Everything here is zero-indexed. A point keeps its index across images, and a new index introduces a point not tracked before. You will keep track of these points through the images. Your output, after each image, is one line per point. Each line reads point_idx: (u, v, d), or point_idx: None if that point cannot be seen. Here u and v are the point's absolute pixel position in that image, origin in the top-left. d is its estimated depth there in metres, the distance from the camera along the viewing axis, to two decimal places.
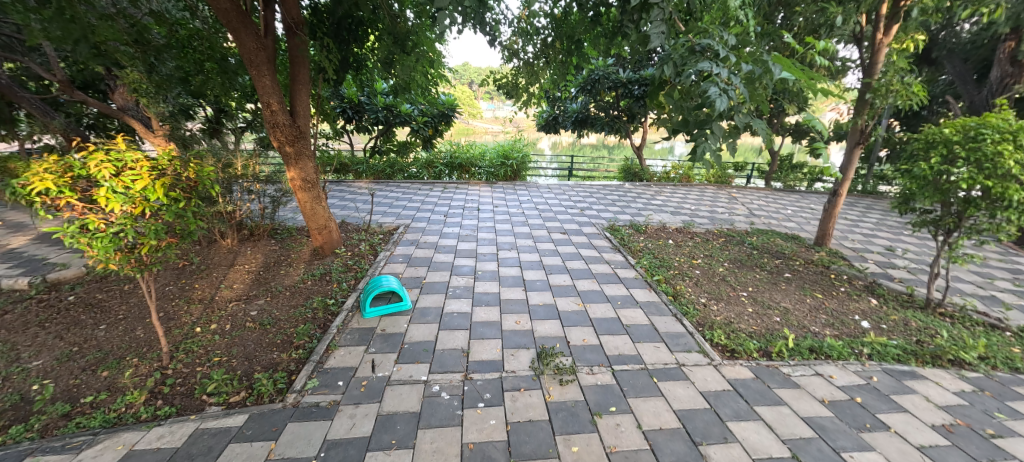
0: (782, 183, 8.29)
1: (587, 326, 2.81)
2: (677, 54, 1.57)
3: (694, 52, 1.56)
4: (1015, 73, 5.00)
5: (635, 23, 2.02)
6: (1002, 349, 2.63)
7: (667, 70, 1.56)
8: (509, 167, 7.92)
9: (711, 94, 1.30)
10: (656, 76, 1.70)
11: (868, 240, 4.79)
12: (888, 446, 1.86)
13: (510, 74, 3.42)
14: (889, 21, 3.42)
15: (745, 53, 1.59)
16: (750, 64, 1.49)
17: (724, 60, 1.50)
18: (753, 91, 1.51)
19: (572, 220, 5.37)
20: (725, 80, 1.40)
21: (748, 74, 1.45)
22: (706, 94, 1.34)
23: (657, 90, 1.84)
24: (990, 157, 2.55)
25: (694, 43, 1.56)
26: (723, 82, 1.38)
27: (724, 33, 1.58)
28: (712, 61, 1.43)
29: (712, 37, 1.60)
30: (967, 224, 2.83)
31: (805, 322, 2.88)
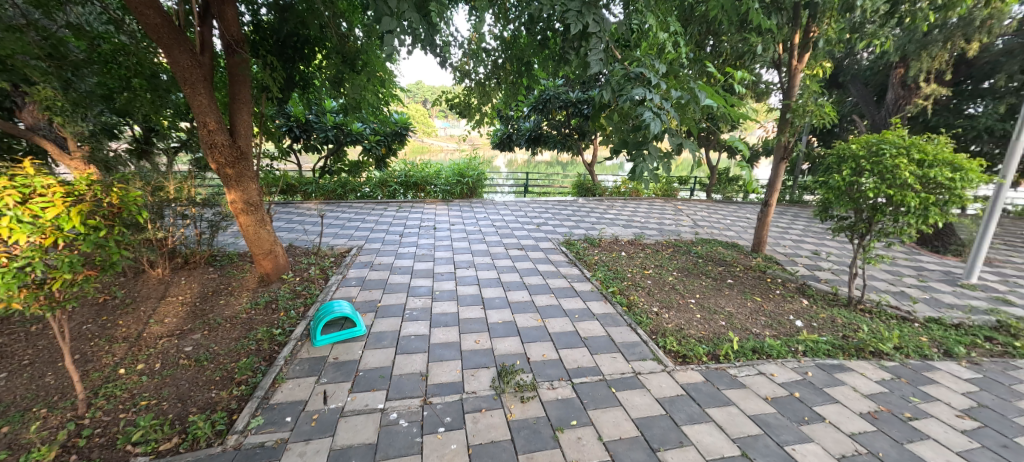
0: (722, 195, 8.91)
1: (546, 341, 2.83)
2: (614, 80, 1.68)
3: (630, 79, 1.67)
4: (906, 95, 5.73)
5: (576, 50, 2.10)
6: (913, 339, 2.94)
7: (606, 95, 1.66)
8: (465, 185, 7.95)
9: (646, 118, 1.39)
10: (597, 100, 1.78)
11: (796, 245, 5.24)
12: (825, 437, 2.00)
13: (462, 94, 3.50)
14: (802, 50, 3.83)
15: (675, 81, 1.74)
16: (680, 91, 1.61)
17: (656, 86, 1.63)
18: (685, 115, 1.64)
19: (529, 236, 5.45)
20: (658, 105, 1.52)
21: (678, 100, 1.59)
22: (641, 117, 1.44)
23: (599, 112, 1.92)
24: (891, 170, 2.90)
25: (630, 70, 1.67)
26: (656, 106, 1.49)
27: (655, 62, 1.72)
28: (646, 87, 1.54)
29: (645, 65, 1.72)
30: (876, 228, 3.17)
31: (747, 324, 3.08)
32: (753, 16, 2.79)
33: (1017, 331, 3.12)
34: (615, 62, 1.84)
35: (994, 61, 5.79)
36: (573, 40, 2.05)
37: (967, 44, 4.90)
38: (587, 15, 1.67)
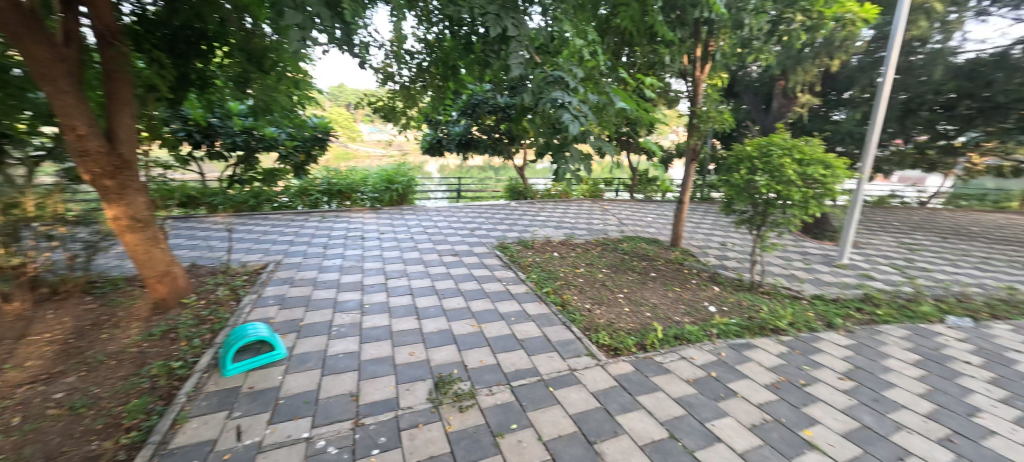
0: (643, 194, 9.58)
1: (483, 347, 2.80)
2: (534, 84, 1.72)
3: (548, 83, 1.73)
4: (786, 103, 6.63)
5: (495, 54, 2.10)
6: (803, 315, 3.38)
7: (526, 98, 1.69)
8: (394, 192, 7.68)
9: (565, 120, 1.46)
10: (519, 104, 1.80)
11: (707, 239, 5.79)
12: (738, 410, 2.21)
13: (386, 97, 3.36)
14: (703, 62, 4.23)
15: (591, 87, 1.84)
16: (597, 95, 1.72)
17: (575, 90, 1.72)
18: (603, 118, 1.75)
19: (462, 241, 5.39)
20: (577, 109, 1.60)
21: (594, 103, 1.67)
22: (561, 119, 1.50)
23: (522, 115, 1.96)
24: (778, 168, 3.31)
25: (548, 74, 1.73)
26: (574, 109, 1.57)
27: (574, 68, 1.84)
28: (565, 91, 1.62)
29: (563, 70, 1.82)
30: (770, 220, 3.60)
31: (669, 313, 3.32)
32: (659, 28, 3.01)
33: (877, 301, 3.73)
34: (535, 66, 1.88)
35: (850, 76, 6.91)
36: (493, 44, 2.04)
37: (830, 60, 5.78)
38: (505, 19, 1.72)
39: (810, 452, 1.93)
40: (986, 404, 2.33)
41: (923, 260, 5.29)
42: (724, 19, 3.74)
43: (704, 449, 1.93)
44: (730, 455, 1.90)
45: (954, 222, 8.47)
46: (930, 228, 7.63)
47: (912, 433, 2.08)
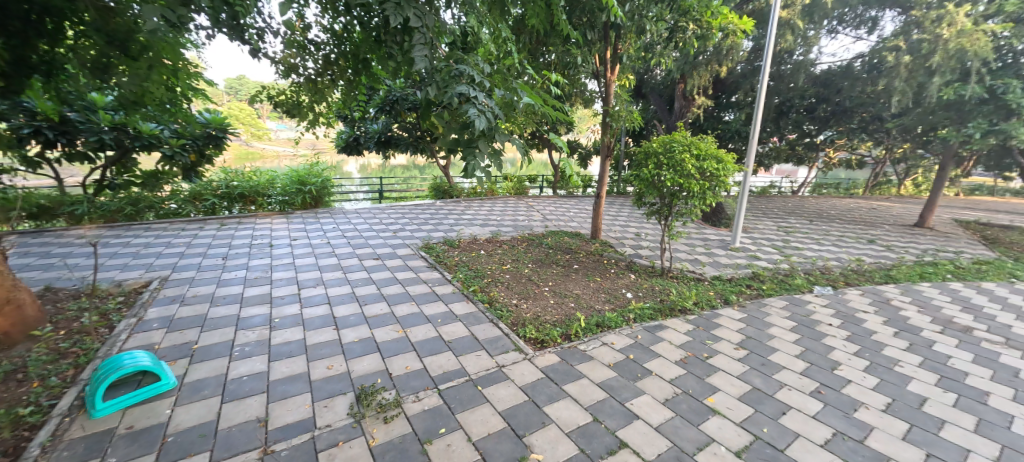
0: (566, 190, 9.98)
1: (408, 352, 2.69)
2: (439, 77, 1.70)
3: (453, 76, 1.72)
4: (686, 105, 7.32)
5: (399, 47, 1.98)
6: (705, 294, 3.76)
7: (432, 92, 1.67)
8: (307, 194, 7.10)
9: (471, 114, 1.47)
10: (424, 98, 1.76)
11: (623, 230, 6.21)
12: (652, 387, 2.39)
13: (289, 91, 2.99)
14: (613, 63, 4.47)
15: (499, 83, 1.86)
16: (502, 91, 1.76)
17: (480, 84, 1.75)
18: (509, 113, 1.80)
19: (385, 243, 5.14)
20: (484, 103, 1.62)
21: (501, 97, 1.71)
22: (468, 114, 1.51)
23: (429, 110, 1.92)
24: (679, 163, 3.64)
25: (453, 68, 1.73)
26: (481, 104, 1.58)
27: (479, 62, 1.89)
28: (471, 85, 1.63)
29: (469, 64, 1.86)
30: (675, 210, 3.93)
31: (591, 302, 3.49)
32: (563, 27, 2.99)
33: (762, 278, 4.28)
34: (441, 60, 1.84)
35: (736, 81, 7.80)
36: (395, 34, 1.91)
37: (719, 67, 6.46)
38: (406, 8, 1.63)
39: (713, 417, 2.15)
40: (844, 359, 2.79)
41: (796, 240, 6.20)
42: (628, 23, 3.98)
43: (624, 427, 2.05)
44: (647, 430, 2.04)
45: (818, 207, 10.05)
46: (801, 213, 8.97)
47: (791, 390, 2.42)
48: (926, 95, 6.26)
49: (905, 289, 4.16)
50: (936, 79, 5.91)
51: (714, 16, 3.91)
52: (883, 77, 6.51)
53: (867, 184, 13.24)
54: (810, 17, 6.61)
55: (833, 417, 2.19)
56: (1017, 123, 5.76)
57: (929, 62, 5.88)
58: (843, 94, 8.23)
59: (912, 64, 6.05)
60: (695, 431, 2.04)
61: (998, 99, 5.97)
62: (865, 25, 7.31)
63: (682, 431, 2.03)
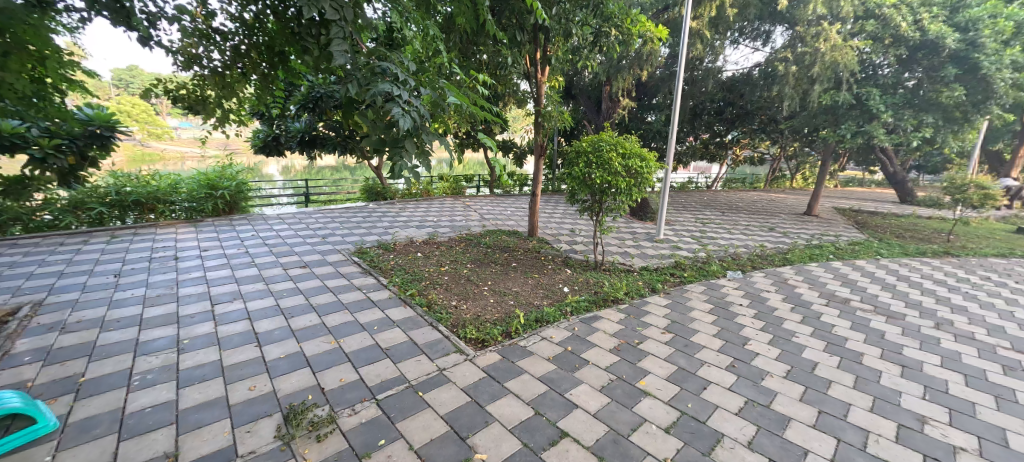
0: (503, 189, 10.07)
1: (341, 364, 2.55)
2: (360, 74, 1.63)
3: (375, 74, 1.66)
4: (612, 106, 7.72)
5: (315, 40, 1.83)
6: (635, 284, 4.01)
7: (353, 90, 1.59)
8: (219, 199, 6.43)
9: (395, 114, 1.44)
10: (344, 94, 1.67)
11: (559, 227, 6.42)
12: (590, 376, 2.50)
13: (191, 85, 2.57)
14: (543, 64, 4.54)
15: (424, 81, 1.82)
16: (427, 90, 1.74)
17: (404, 82, 1.71)
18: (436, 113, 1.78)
19: (312, 250, 4.81)
20: (408, 102, 1.59)
21: (427, 97, 1.69)
22: (392, 113, 1.48)
23: (351, 109, 1.82)
24: (607, 161, 3.83)
25: (375, 65, 1.67)
26: (406, 103, 1.55)
27: (404, 60, 1.83)
28: (393, 84, 1.59)
29: (393, 61, 1.80)
30: (605, 206, 4.14)
31: (530, 298, 3.56)
32: (489, 28, 2.98)
33: (684, 266, 4.67)
34: (361, 55, 1.76)
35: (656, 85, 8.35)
36: (309, 26, 1.77)
37: (641, 71, 6.90)
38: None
39: (645, 398, 2.30)
40: (753, 334, 3.13)
41: (711, 231, 6.83)
42: (556, 26, 4.09)
43: (565, 417, 2.12)
44: (586, 417, 2.13)
45: (728, 200, 11.17)
46: (715, 206, 9.92)
47: (711, 366, 2.66)
48: (809, 101, 7.21)
49: (799, 270, 4.77)
50: (817, 87, 6.82)
51: (633, 23, 4.17)
52: (777, 84, 7.37)
53: (767, 178, 14.96)
54: (716, 28, 7.17)
55: (745, 387, 2.45)
56: (877, 126, 6.85)
57: (810, 72, 6.75)
58: (746, 98, 9.27)
59: (798, 73, 6.89)
60: (630, 413, 2.17)
61: (863, 105, 7.04)
62: (760, 37, 8.27)
63: (618, 415, 2.15)
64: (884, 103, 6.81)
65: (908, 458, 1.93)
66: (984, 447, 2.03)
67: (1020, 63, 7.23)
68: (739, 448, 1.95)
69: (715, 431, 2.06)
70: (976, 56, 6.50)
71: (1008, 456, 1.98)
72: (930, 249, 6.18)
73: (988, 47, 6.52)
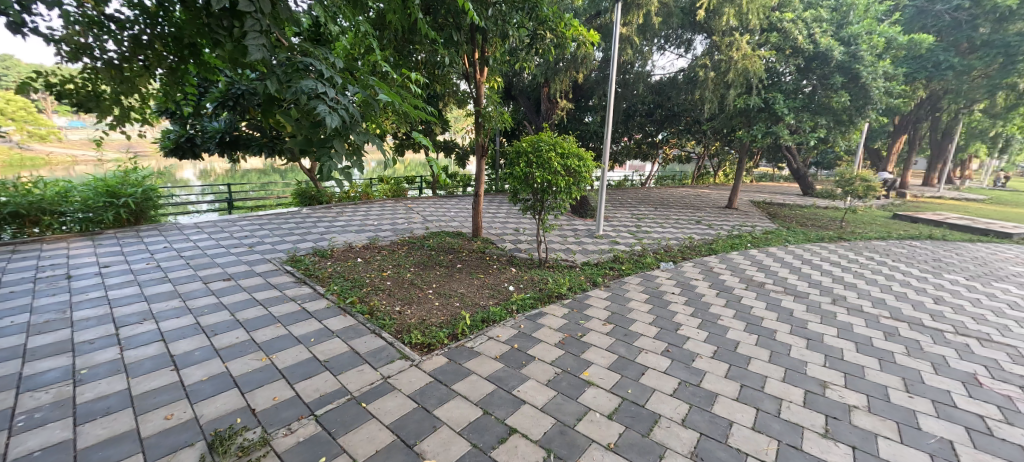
0: (446, 190, 9.95)
1: (274, 382, 2.37)
2: (282, 70, 1.55)
3: (298, 70, 1.59)
4: (551, 107, 7.90)
5: (229, 33, 1.68)
6: (577, 279, 4.16)
7: (272, 87, 1.49)
8: (122, 208, 5.70)
9: (321, 111, 1.38)
10: (263, 91, 1.56)
11: (503, 226, 6.47)
12: (537, 371, 2.56)
13: (77, 77, 2.22)
14: (482, 65, 4.54)
15: (353, 79, 1.76)
16: (356, 88, 1.68)
17: (331, 80, 1.63)
18: (367, 113, 1.73)
19: (238, 261, 4.43)
20: (335, 99, 1.54)
21: (357, 95, 1.63)
22: (318, 111, 1.42)
23: (271, 106, 1.70)
24: (546, 160, 3.93)
25: (297, 61, 1.59)
26: (333, 100, 1.50)
27: (329, 55, 1.75)
28: (319, 81, 1.53)
29: (317, 57, 1.71)
30: (547, 205, 4.25)
31: (476, 299, 3.56)
32: (421, 26, 2.92)
33: (622, 260, 4.92)
34: (280, 49, 1.65)
35: (591, 87, 8.73)
36: (220, 16, 1.62)
37: (577, 74, 7.15)
38: None
39: (589, 388, 2.39)
40: (684, 320, 3.38)
41: (646, 225, 7.26)
42: (492, 27, 4.11)
43: (513, 414, 2.15)
44: (534, 412, 2.17)
45: (661, 196, 11.93)
46: (648, 202, 10.55)
47: (648, 352, 2.84)
48: (726, 104, 7.91)
49: (722, 258, 5.22)
50: (732, 91, 7.51)
51: (566, 27, 4.30)
52: (698, 88, 8.00)
53: (694, 175, 16.18)
54: (643, 34, 7.63)
55: (679, 369, 2.64)
56: (782, 127, 7.70)
57: (726, 77, 7.41)
58: (673, 100, 9.97)
59: (716, 78, 7.55)
60: (575, 404, 2.25)
61: (770, 108, 7.88)
62: (683, 45, 8.94)
63: (565, 406, 2.22)
64: (787, 107, 7.65)
65: (813, 419, 2.19)
66: (871, 403, 2.36)
67: (889, 74, 8.47)
68: (674, 426, 2.09)
69: (653, 412, 2.20)
70: (857, 67, 7.53)
71: (889, 409, 2.32)
72: (827, 235, 7.07)
73: (865, 59, 7.57)
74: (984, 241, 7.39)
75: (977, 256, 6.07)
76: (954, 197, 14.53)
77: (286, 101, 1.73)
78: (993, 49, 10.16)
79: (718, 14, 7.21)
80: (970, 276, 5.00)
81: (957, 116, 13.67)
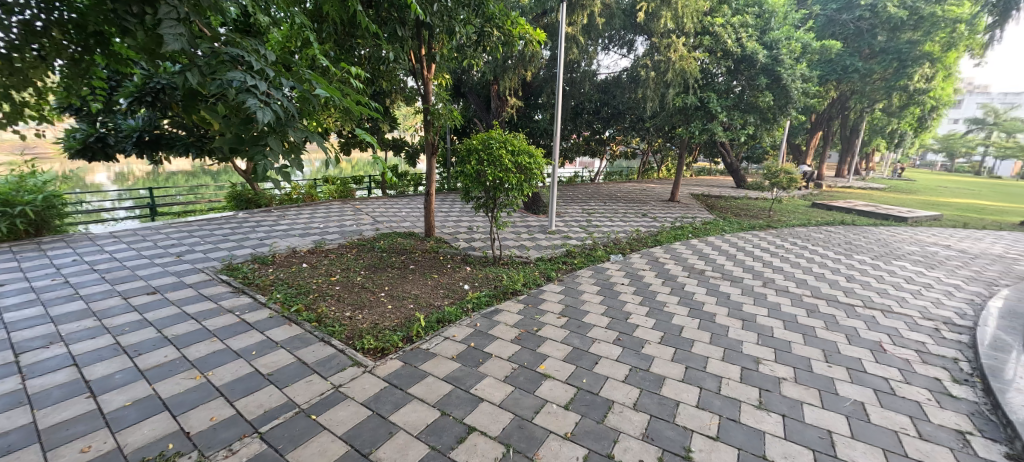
0: (397, 190, 9.68)
1: (211, 401, 2.20)
2: (204, 61, 1.44)
3: (223, 62, 1.49)
4: (501, 104, 7.92)
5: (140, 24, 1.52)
6: (532, 275, 4.22)
7: (192, 79, 1.38)
8: (18, 218, 4.98)
9: (251, 106, 1.29)
10: (184, 85, 1.44)
11: (456, 225, 6.41)
12: (494, 368, 2.57)
13: None
14: (428, 62, 4.47)
15: (287, 73, 1.66)
16: (291, 82, 1.58)
17: (262, 73, 1.52)
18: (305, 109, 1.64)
19: (165, 273, 4.02)
20: (268, 93, 1.44)
21: (291, 89, 1.54)
22: (248, 106, 1.32)
23: (193, 100, 1.57)
24: (497, 158, 3.94)
25: (222, 51, 1.48)
26: (265, 94, 1.41)
27: (259, 47, 1.63)
28: (248, 73, 1.43)
29: (246, 48, 1.60)
30: (500, 202, 4.28)
31: (430, 299, 3.51)
32: (362, 19, 2.81)
33: (574, 254, 5.05)
34: (201, 40, 1.52)
35: (540, 84, 8.88)
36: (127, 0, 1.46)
37: (525, 71, 7.20)
38: None
39: (545, 381, 2.44)
40: (633, 309, 3.55)
41: (596, 219, 7.50)
42: (438, 23, 3.97)
43: (471, 413, 2.14)
44: (492, 408, 2.18)
45: (610, 191, 12.37)
46: (598, 197, 10.91)
47: (600, 342, 2.94)
48: (667, 103, 8.37)
49: (666, 249, 5.53)
50: (671, 90, 7.96)
51: (513, 25, 4.34)
52: (641, 87, 8.37)
53: (639, 171, 16.95)
54: (589, 34, 7.86)
55: (629, 356, 2.77)
56: (716, 124, 8.30)
57: (666, 77, 7.84)
58: (618, 98, 10.37)
59: (657, 79, 7.94)
60: (533, 398, 2.28)
61: (706, 107, 8.45)
62: (626, 46, 9.34)
63: (522, 400, 2.25)
64: (720, 106, 8.26)
65: (749, 393, 2.39)
66: (797, 374, 2.62)
67: (806, 76, 9.37)
68: (627, 410, 2.19)
69: (607, 399, 2.29)
70: (778, 70, 8.26)
71: (812, 378, 2.58)
72: (758, 224, 7.70)
73: (785, 62, 8.29)
74: (885, 225, 8.40)
75: (880, 239, 6.89)
76: (861, 187, 16.38)
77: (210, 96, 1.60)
78: (889, 55, 11.76)
79: (657, 16, 7.57)
80: (875, 256, 5.68)
81: (861, 114, 15.42)
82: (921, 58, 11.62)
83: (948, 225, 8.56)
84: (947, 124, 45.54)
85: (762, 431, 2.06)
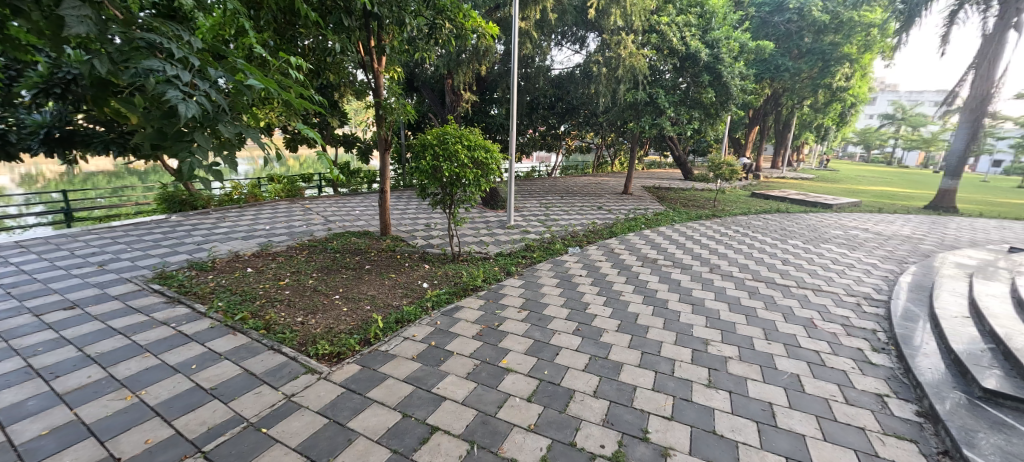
0: (349, 188, 9.31)
1: (145, 422, 2.01)
2: (117, 48, 1.31)
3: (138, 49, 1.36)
4: (456, 99, 7.80)
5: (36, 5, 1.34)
6: (492, 271, 4.22)
7: (101, 67, 1.24)
8: None
9: (174, 98, 1.18)
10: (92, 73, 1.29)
11: (413, 222, 6.28)
12: (456, 366, 2.54)
13: None
14: (378, 54, 4.32)
15: (216, 61, 1.53)
16: (220, 73, 1.47)
17: (186, 63, 1.40)
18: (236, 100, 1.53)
19: (84, 285, 3.62)
20: (193, 84, 1.33)
21: (219, 79, 1.42)
22: (170, 97, 1.21)
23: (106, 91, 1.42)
24: (452, 153, 3.88)
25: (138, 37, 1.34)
26: (190, 86, 1.30)
27: (181, 33, 1.49)
28: (168, 62, 1.31)
29: (166, 34, 1.45)
30: (457, 198, 4.23)
31: (388, 299, 3.41)
32: (302, 7, 2.65)
33: (533, 248, 5.11)
34: (113, 24, 1.37)
35: (494, 79, 8.85)
36: None
37: (479, 66, 7.12)
38: None
39: (507, 375, 2.46)
40: (591, 299, 3.65)
41: (554, 213, 7.62)
42: (387, 13, 3.88)
43: (434, 412, 2.11)
44: (455, 406, 2.17)
45: (566, 185, 12.61)
46: (555, 191, 11.07)
47: (561, 333, 3.00)
48: (619, 98, 8.63)
49: (621, 240, 5.72)
50: (621, 86, 8.20)
51: (466, 18, 4.27)
52: (594, 83, 8.55)
53: (594, 165, 17.41)
54: (541, 29, 7.89)
55: (589, 345, 2.84)
56: (665, 119, 8.69)
57: (616, 73, 8.06)
58: (572, 93, 10.54)
59: (609, 75, 8.15)
60: (496, 392, 2.29)
61: (655, 102, 8.82)
62: (578, 42, 9.50)
63: (486, 396, 2.25)
64: (667, 101, 8.67)
65: (699, 373, 2.53)
66: (741, 352, 2.81)
67: (744, 74, 10.00)
68: (587, 398, 2.26)
69: (568, 389, 2.34)
70: (719, 67, 8.74)
71: (755, 355, 2.78)
72: (704, 213, 8.16)
73: (725, 61, 8.78)
74: (814, 211, 9.19)
75: (810, 224, 7.53)
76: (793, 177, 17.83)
77: (125, 86, 1.45)
78: (815, 56, 12.83)
79: (607, 13, 7.73)
80: (806, 240, 6.20)
81: (792, 110, 16.72)
82: (842, 59, 12.76)
83: (866, 211, 9.50)
84: (864, 118, 50.36)
85: (711, 408, 2.20)
